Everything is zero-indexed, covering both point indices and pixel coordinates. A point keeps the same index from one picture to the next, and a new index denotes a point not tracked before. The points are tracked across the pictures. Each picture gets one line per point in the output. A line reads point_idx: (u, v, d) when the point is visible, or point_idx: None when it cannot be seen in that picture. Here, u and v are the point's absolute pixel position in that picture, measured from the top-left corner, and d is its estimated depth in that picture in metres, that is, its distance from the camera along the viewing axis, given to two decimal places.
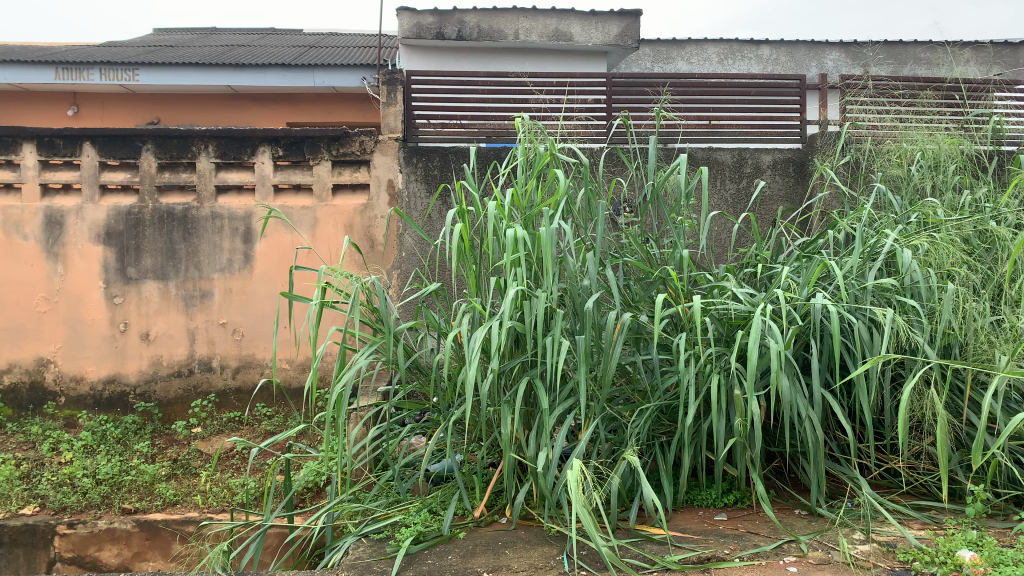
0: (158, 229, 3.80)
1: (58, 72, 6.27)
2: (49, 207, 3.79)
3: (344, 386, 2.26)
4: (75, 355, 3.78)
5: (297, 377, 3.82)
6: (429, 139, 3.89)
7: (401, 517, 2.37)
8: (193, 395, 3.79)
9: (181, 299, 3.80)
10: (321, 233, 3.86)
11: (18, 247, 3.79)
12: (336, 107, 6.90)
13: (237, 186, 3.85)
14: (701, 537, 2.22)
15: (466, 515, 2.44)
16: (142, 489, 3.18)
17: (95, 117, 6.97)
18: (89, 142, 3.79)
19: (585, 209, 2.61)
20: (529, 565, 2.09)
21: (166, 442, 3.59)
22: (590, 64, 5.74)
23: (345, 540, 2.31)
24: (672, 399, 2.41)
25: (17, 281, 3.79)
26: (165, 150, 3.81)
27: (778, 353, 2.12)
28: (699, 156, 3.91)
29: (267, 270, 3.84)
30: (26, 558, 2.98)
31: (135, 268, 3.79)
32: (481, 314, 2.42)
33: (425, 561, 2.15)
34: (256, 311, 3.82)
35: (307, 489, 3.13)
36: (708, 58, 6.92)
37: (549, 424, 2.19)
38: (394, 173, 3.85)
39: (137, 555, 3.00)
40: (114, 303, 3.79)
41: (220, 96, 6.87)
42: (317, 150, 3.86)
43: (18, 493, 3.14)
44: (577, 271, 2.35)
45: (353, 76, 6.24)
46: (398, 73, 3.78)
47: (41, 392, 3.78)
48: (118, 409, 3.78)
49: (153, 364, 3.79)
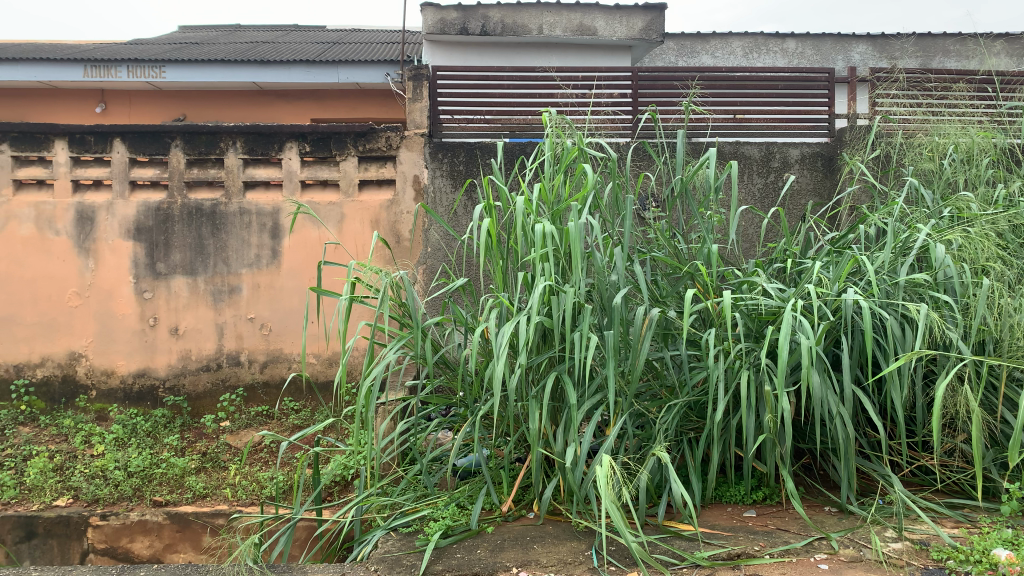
0: (186, 225, 3.83)
1: (87, 70, 6.37)
2: (80, 202, 3.83)
3: (373, 380, 2.35)
4: (106, 349, 3.82)
5: (324, 372, 3.84)
6: (453, 135, 3.88)
7: (429, 512, 2.39)
8: (222, 388, 3.82)
9: (209, 294, 3.84)
10: (347, 230, 3.88)
11: (50, 242, 3.82)
12: (360, 103, 6.92)
13: (265, 181, 3.88)
14: (731, 534, 2.21)
15: (493, 510, 2.44)
16: (172, 482, 3.21)
17: (122, 114, 7.04)
18: (119, 138, 3.82)
19: (613, 203, 2.59)
20: (558, 560, 2.10)
21: (195, 436, 3.63)
22: (614, 59, 5.72)
23: (374, 534, 2.34)
24: (700, 395, 2.39)
25: (48, 276, 3.82)
26: (194, 146, 3.84)
27: (809, 349, 2.12)
28: (727, 151, 3.85)
29: (295, 264, 3.86)
30: (59, 549, 3.03)
31: (165, 263, 3.83)
32: (508, 309, 2.44)
33: (454, 555, 2.16)
34: (284, 306, 3.85)
35: (334, 483, 3.09)
36: (733, 53, 6.86)
37: (577, 419, 2.19)
38: (420, 169, 3.84)
39: (169, 546, 3.04)
40: (143, 298, 3.83)
41: (245, 93, 6.90)
42: (344, 147, 3.87)
43: (52, 485, 3.18)
44: (605, 265, 2.35)
45: (377, 72, 6.27)
46: (422, 68, 3.79)
47: (73, 385, 3.82)
48: (148, 403, 3.82)
49: (182, 359, 3.83)
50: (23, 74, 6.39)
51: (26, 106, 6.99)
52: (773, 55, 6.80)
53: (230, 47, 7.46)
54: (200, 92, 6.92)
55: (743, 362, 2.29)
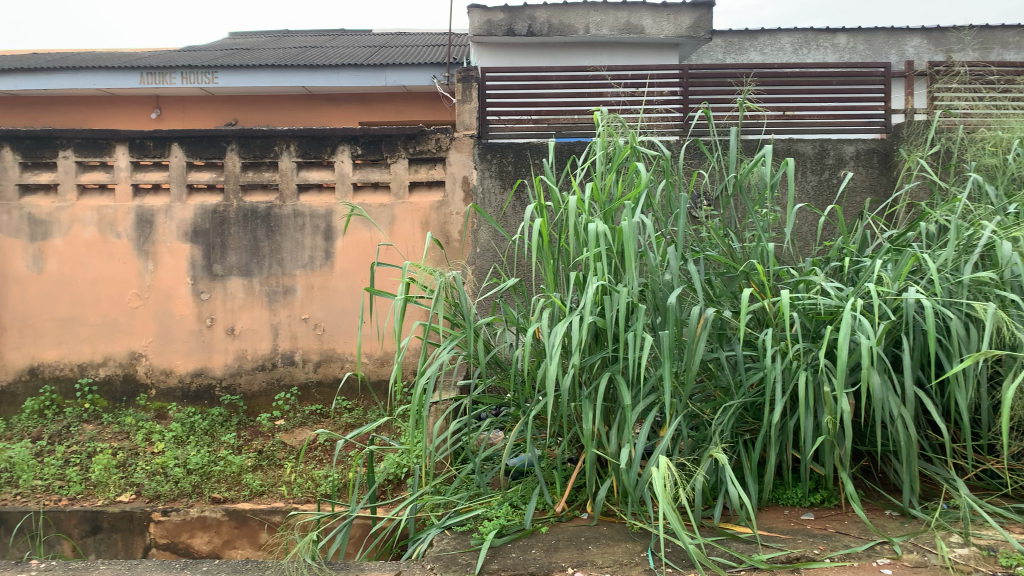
0: (242, 227, 3.91)
1: (143, 77, 6.54)
2: (140, 206, 3.92)
3: (427, 380, 2.36)
4: (165, 349, 3.91)
5: (376, 371, 3.88)
6: (500, 136, 3.88)
7: (483, 511, 2.40)
8: (276, 388, 3.89)
9: (265, 295, 3.91)
10: (398, 230, 3.91)
11: (111, 245, 3.93)
12: (406, 105, 6.94)
13: (318, 184, 3.93)
14: (789, 537, 2.17)
15: (547, 510, 2.44)
16: (230, 479, 3.28)
17: (176, 120, 7.21)
18: (177, 143, 3.92)
19: (666, 202, 2.57)
20: (614, 561, 2.09)
21: (251, 434, 3.71)
22: (662, 57, 5.67)
23: (429, 532, 2.36)
24: (757, 396, 2.36)
25: (110, 277, 3.93)
26: (250, 150, 3.92)
27: (870, 349, 2.07)
28: (779, 149, 3.82)
29: (347, 265, 3.91)
30: (123, 543, 3.11)
31: (221, 265, 3.91)
32: (560, 309, 2.44)
33: (509, 555, 2.17)
34: (337, 307, 3.90)
35: (387, 481, 3.10)
36: (782, 49, 6.76)
37: (632, 420, 2.18)
38: (470, 170, 3.85)
39: (228, 542, 3.09)
40: (201, 299, 3.91)
41: (295, 98, 7.01)
42: (394, 149, 3.91)
43: (116, 481, 3.27)
44: (658, 265, 2.33)
45: (423, 74, 6.32)
46: (472, 70, 3.79)
47: (133, 384, 3.92)
48: (206, 401, 3.90)
49: (238, 358, 3.91)
50: (82, 82, 6.59)
51: (85, 114, 7.21)
52: (824, 51, 6.68)
53: (280, 53, 7.59)
54: (251, 98, 7.05)
55: (801, 363, 2.25)
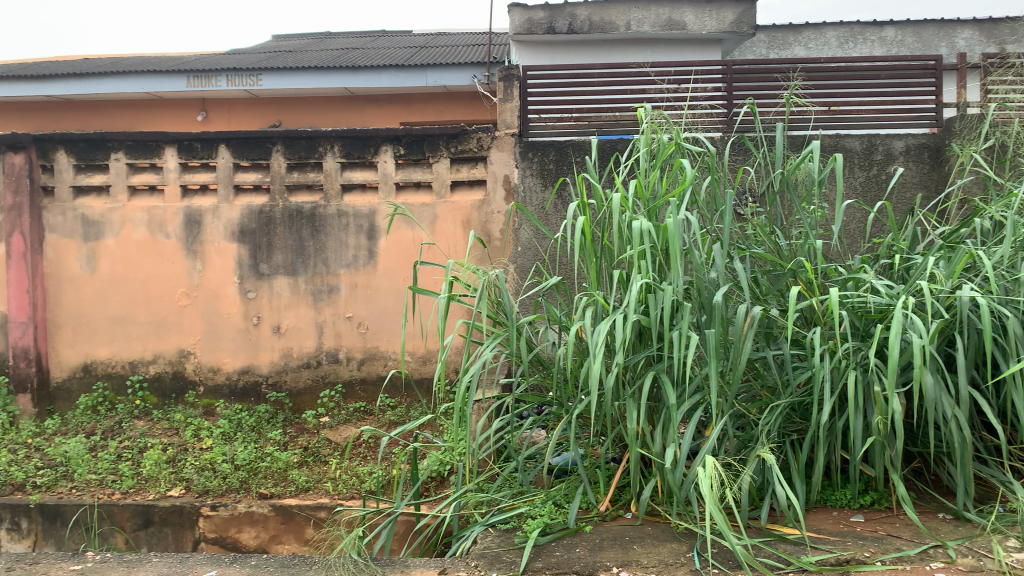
0: (287, 227, 3.96)
1: (189, 80, 6.66)
2: (188, 207, 4.00)
3: (471, 378, 2.37)
4: (213, 347, 3.99)
5: (419, 370, 3.91)
6: (541, 134, 3.87)
7: (527, 509, 2.40)
8: (321, 385, 3.94)
9: (309, 293, 3.96)
10: (440, 229, 3.94)
11: (160, 244, 4.01)
12: (447, 105, 6.97)
13: (361, 184, 3.97)
14: (838, 539, 2.14)
15: (591, 509, 2.43)
16: (277, 475, 3.33)
17: (222, 122, 7.33)
18: (224, 145, 3.99)
19: (711, 199, 2.54)
20: (659, 561, 2.07)
21: (297, 431, 3.76)
22: (704, 53, 5.61)
23: (473, 530, 2.37)
24: (804, 396, 2.33)
25: (160, 277, 4.02)
26: (295, 151, 3.97)
27: (922, 348, 2.03)
28: (827, 145, 3.76)
29: (390, 265, 3.94)
30: (174, 537, 3.17)
31: (267, 264, 3.97)
32: (604, 308, 2.43)
33: (554, 553, 2.17)
34: (380, 305, 3.94)
35: (430, 478, 3.10)
36: (827, 43, 6.64)
37: (677, 419, 2.16)
38: (511, 169, 3.86)
39: (274, 538, 3.14)
40: (247, 298, 3.98)
41: (337, 99, 7.09)
42: (436, 149, 3.93)
43: (166, 476, 3.34)
44: (703, 263, 2.31)
45: (464, 74, 6.34)
46: (514, 69, 3.79)
47: (182, 381, 4.00)
48: (252, 398, 3.96)
49: (284, 356, 3.96)
50: (131, 86, 6.74)
51: (134, 117, 7.37)
52: (871, 45, 6.55)
53: (323, 54, 7.68)
54: (294, 99, 7.14)
55: (850, 362, 2.21)
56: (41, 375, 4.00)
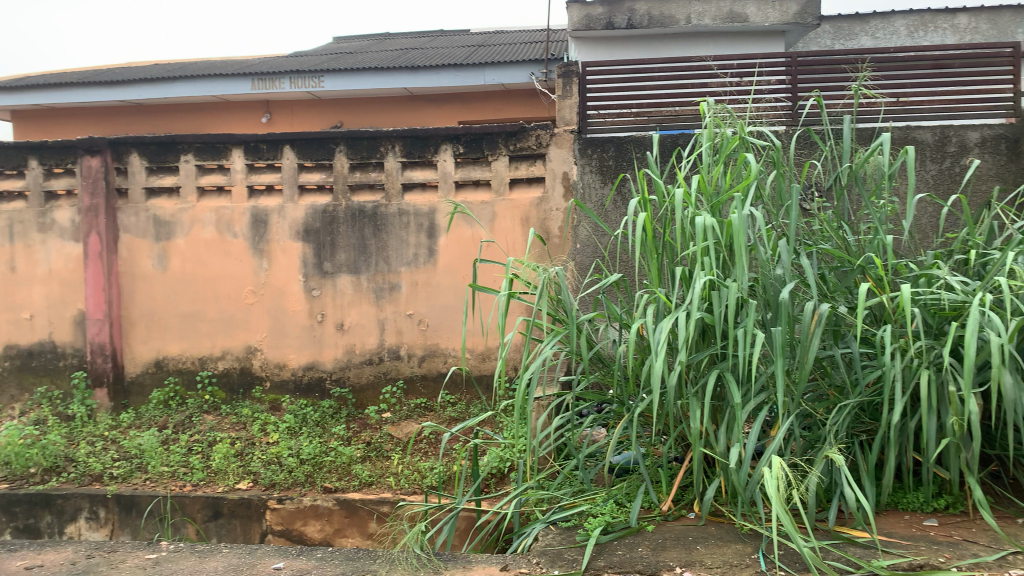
0: (350, 226, 4.03)
1: (254, 83, 6.82)
2: (255, 207, 4.10)
3: (532, 375, 2.37)
4: (278, 343, 4.08)
5: (479, 367, 3.93)
6: (600, 131, 3.84)
7: (588, 507, 2.39)
8: (383, 381, 4.00)
9: (371, 291, 4.02)
10: (499, 227, 3.95)
11: (228, 244, 4.12)
12: (505, 103, 6.98)
13: (422, 183, 4.01)
14: (911, 543, 2.07)
15: (653, 509, 2.41)
16: (341, 469, 3.39)
17: (286, 124, 7.50)
18: (289, 146, 4.07)
19: (776, 194, 2.50)
20: (723, 562, 2.04)
21: (360, 426, 3.82)
22: (767, 45, 5.50)
23: (534, 527, 2.37)
24: (874, 396, 2.26)
25: (228, 275, 4.12)
26: (357, 151, 4.03)
27: (1001, 347, 1.95)
28: (896, 138, 3.64)
29: (450, 262, 3.97)
30: (242, 529, 3.25)
31: (331, 262, 4.04)
32: (666, 305, 2.40)
33: (616, 552, 2.16)
34: (440, 303, 3.97)
35: (490, 476, 3.10)
36: (895, 32, 6.44)
37: (742, 419, 2.12)
38: (570, 165, 3.84)
39: (338, 531, 3.20)
40: (312, 296, 4.06)
41: (397, 99, 7.18)
42: (495, 147, 3.93)
43: (235, 469, 3.43)
44: (769, 259, 2.26)
45: (522, 72, 6.35)
46: (573, 65, 3.76)
47: (250, 376, 4.10)
48: (317, 394, 4.05)
49: (347, 352, 4.03)
50: (198, 90, 6.93)
51: (202, 120, 7.59)
52: (943, 33, 6.32)
53: (383, 55, 7.79)
54: (355, 100, 7.26)
55: (923, 361, 2.14)
56: (116, 370, 4.15)
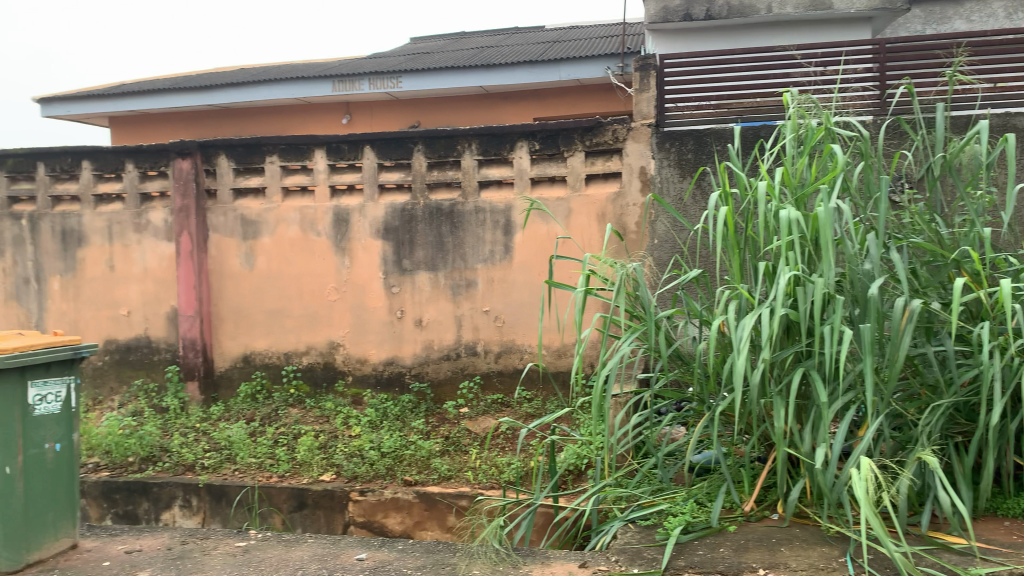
0: (428, 224, 4.08)
1: (334, 85, 6.98)
2: (337, 206, 4.20)
3: (610, 372, 2.36)
4: (359, 339, 4.17)
5: (555, 363, 3.93)
6: (678, 123, 3.76)
7: (668, 506, 2.37)
8: (460, 376, 4.05)
9: (449, 288, 4.06)
10: (576, 223, 3.95)
11: (312, 242, 4.24)
12: (581, 99, 6.95)
13: (498, 180, 4.02)
14: (1011, 551, 1.98)
15: (734, 509, 2.36)
16: (420, 463, 3.44)
17: (365, 124, 7.65)
18: (369, 146, 4.15)
19: (864, 186, 2.41)
20: (808, 565, 1.99)
21: (438, 421, 3.90)
22: (853, 32, 5.33)
23: (612, 524, 2.36)
24: (970, 396, 2.16)
25: (311, 273, 4.24)
26: (435, 150, 4.08)
27: None
28: (995, 125, 3.45)
29: (526, 259, 3.98)
30: (326, 519, 3.34)
31: (409, 260, 4.11)
32: (749, 301, 2.35)
33: (696, 551, 2.13)
34: (517, 299, 3.99)
35: (568, 472, 3.07)
36: (992, 14, 6.13)
37: (829, 418, 2.06)
38: (647, 160, 3.80)
39: (418, 523, 3.26)
40: (391, 292, 4.13)
41: (473, 98, 7.23)
42: (572, 142, 3.92)
43: (319, 461, 3.53)
44: (856, 254, 2.19)
45: (598, 67, 6.31)
46: (651, 58, 3.71)
47: (332, 371, 4.21)
48: (396, 388, 4.12)
49: (425, 348, 4.09)
50: (281, 93, 7.14)
51: (285, 122, 7.81)
52: None
53: (459, 54, 7.87)
54: (432, 100, 7.35)
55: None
56: (207, 364, 4.31)
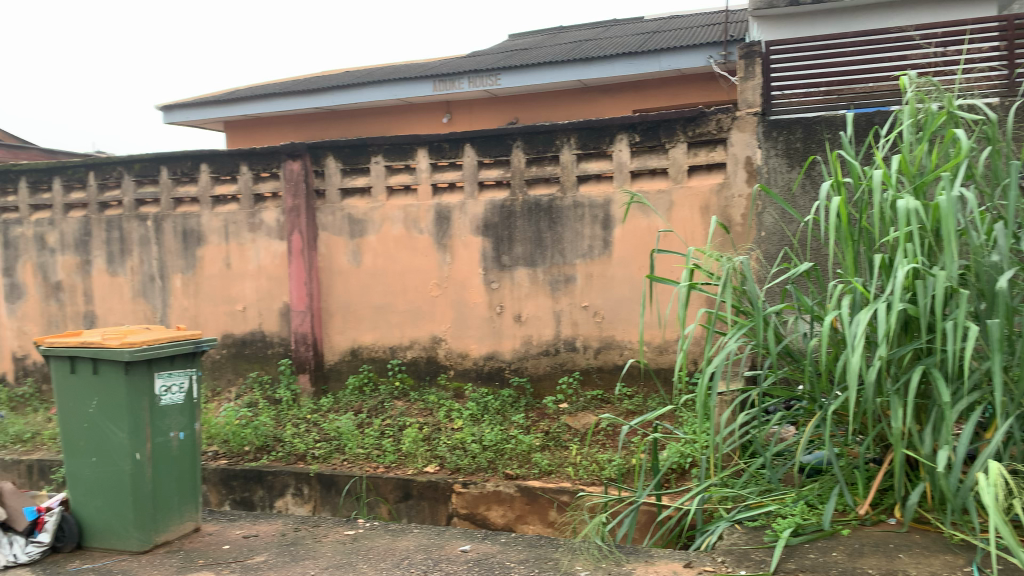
0: (527, 219, 4.10)
1: (435, 85, 7.10)
2: (438, 204, 4.27)
3: (715, 369, 2.30)
4: (460, 334, 4.23)
5: (656, 359, 3.87)
6: (785, 111, 3.64)
7: (777, 507, 2.29)
8: (560, 371, 4.05)
9: (548, 283, 4.07)
10: (677, 216, 3.87)
11: (414, 239, 4.33)
12: (681, 89, 6.81)
13: (597, 174, 3.99)
14: None
15: (848, 512, 2.27)
16: (521, 457, 3.47)
17: (465, 122, 7.76)
18: (469, 143, 4.19)
19: (991, 172, 2.26)
20: (930, 573, 1.90)
21: (538, 416, 3.92)
22: (976, 9, 5.06)
23: (718, 524, 2.31)
24: None
25: (414, 269, 4.33)
26: (533, 145, 4.08)
27: None
28: None
29: (626, 253, 3.94)
30: (430, 510, 3.41)
31: (509, 256, 4.13)
32: (863, 296, 2.25)
33: (807, 555, 2.07)
34: (617, 294, 3.96)
35: (670, 471, 3.00)
36: None
37: (952, 419, 1.95)
38: (753, 150, 3.69)
39: (520, 517, 3.27)
40: (491, 288, 4.17)
41: (571, 92, 7.21)
42: (673, 133, 3.85)
43: (423, 453, 3.60)
44: (983, 245, 2.06)
45: (699, 56, 6.17)
46: (755, 45, 3.63)
47: (435, 365, 4.29)
48: (497, 383, 4.16)
49: (525, 343, 4.11)
50: (384, 94, 7.32)
51: (388, 122, 8.00)
52: None
53: (558, 48, 7.86)
54: (530, 95, 7.38)
55: None
56: (317, 358, 4.47)
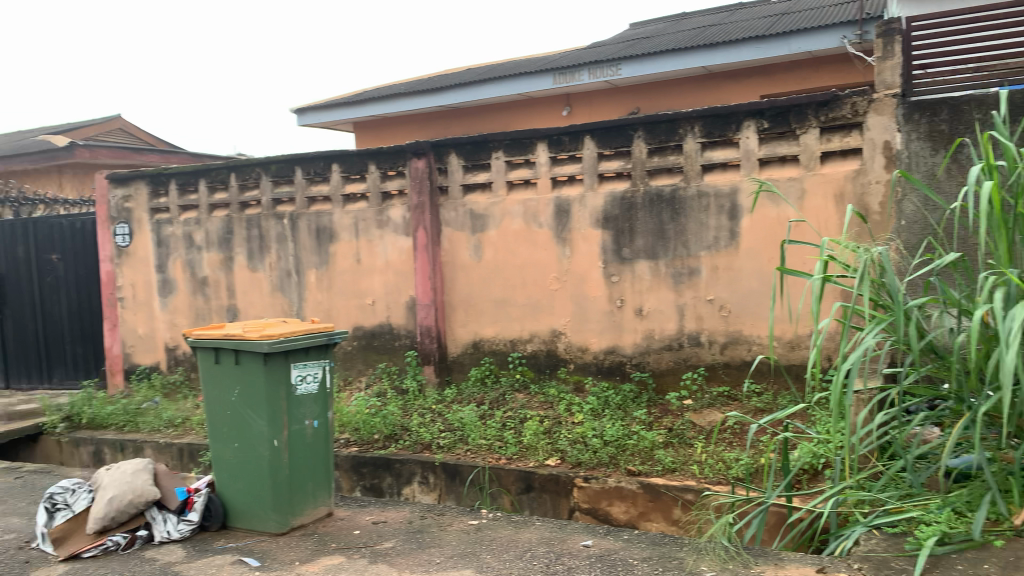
0: (649, 212, 4.03)
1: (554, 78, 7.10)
2: (558, 197, 4.26)
3: (851, 366, 2.18)
4: (581, 328, 4.22)
5: (786, 355, 3.73)
6: (927, 92, 3.42)
7: (919, 514, 2.15)
8: (683, 367, 3.97)
9: (671, 277, 3.99)
10: (809, 205, 3.69)
11: (534, 233, 4.34)
12: (812, 72, 6.51)
13: (722, 163, 3.87)
14: None
15: (1001, 522, 2.10)
16: (644, 453, 3.43)
17: (585, 115, 7.72)
18: (589, 135, 4.16)
19: None
20: None
21: (661, 412, 3.86)
22: None
23: (854, 530, 2.20)
24: None
25: (534, 263, 4.35)
26: (655, 135, 4.01)
27: None
28: None
29: (754, 244, 3.81)
30: (552, 503, 3.42)
31: (630, 248, 4.08)
32: (1019, 289, 2.07)
33: (955, 567, 1.94)
34: (744, 287, 3.83)
35: (802, 471, 2.87)
36: None
37: None
38: (892, 133, 3.47)
39: (642, 514, 3.23)
40: (611, 281, 4.13)
41: (694, 79, 7.03)
42: (804, 118, 3.68)
43: (545, 446, 3.62)
44: None
45: (832, 36, 5.88)
46: (895, 21, 3.38)
47: (556, 359, 4.30)
48: (618, 377, 4.13)
49: (647, 338, 4.06)
50: (504, 90, 7.39)
51: (509, 117, 8.07)
52: None
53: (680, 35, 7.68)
54: (652, 85, 7.25)
55: None
56: (441, 350, 4.58)
